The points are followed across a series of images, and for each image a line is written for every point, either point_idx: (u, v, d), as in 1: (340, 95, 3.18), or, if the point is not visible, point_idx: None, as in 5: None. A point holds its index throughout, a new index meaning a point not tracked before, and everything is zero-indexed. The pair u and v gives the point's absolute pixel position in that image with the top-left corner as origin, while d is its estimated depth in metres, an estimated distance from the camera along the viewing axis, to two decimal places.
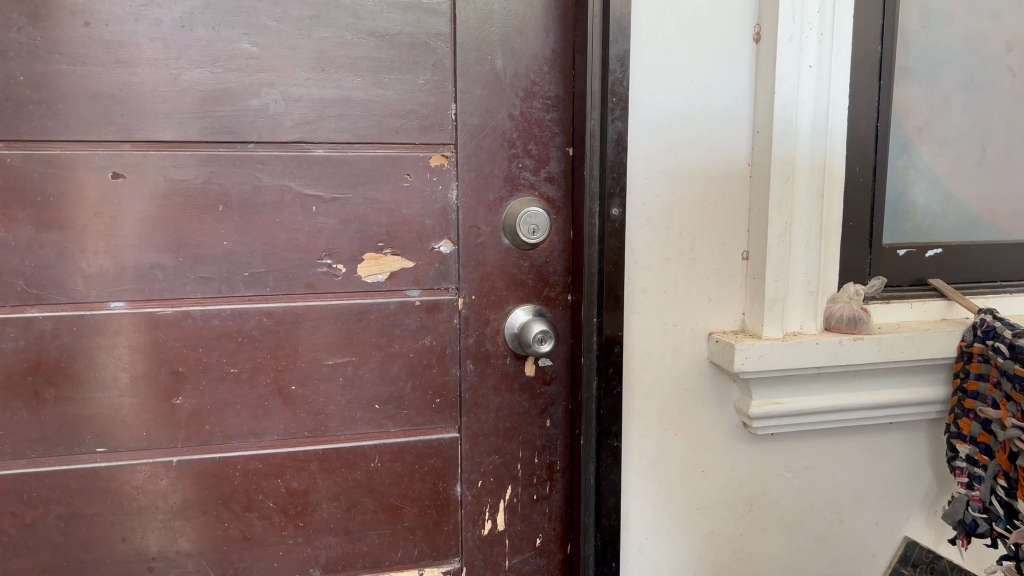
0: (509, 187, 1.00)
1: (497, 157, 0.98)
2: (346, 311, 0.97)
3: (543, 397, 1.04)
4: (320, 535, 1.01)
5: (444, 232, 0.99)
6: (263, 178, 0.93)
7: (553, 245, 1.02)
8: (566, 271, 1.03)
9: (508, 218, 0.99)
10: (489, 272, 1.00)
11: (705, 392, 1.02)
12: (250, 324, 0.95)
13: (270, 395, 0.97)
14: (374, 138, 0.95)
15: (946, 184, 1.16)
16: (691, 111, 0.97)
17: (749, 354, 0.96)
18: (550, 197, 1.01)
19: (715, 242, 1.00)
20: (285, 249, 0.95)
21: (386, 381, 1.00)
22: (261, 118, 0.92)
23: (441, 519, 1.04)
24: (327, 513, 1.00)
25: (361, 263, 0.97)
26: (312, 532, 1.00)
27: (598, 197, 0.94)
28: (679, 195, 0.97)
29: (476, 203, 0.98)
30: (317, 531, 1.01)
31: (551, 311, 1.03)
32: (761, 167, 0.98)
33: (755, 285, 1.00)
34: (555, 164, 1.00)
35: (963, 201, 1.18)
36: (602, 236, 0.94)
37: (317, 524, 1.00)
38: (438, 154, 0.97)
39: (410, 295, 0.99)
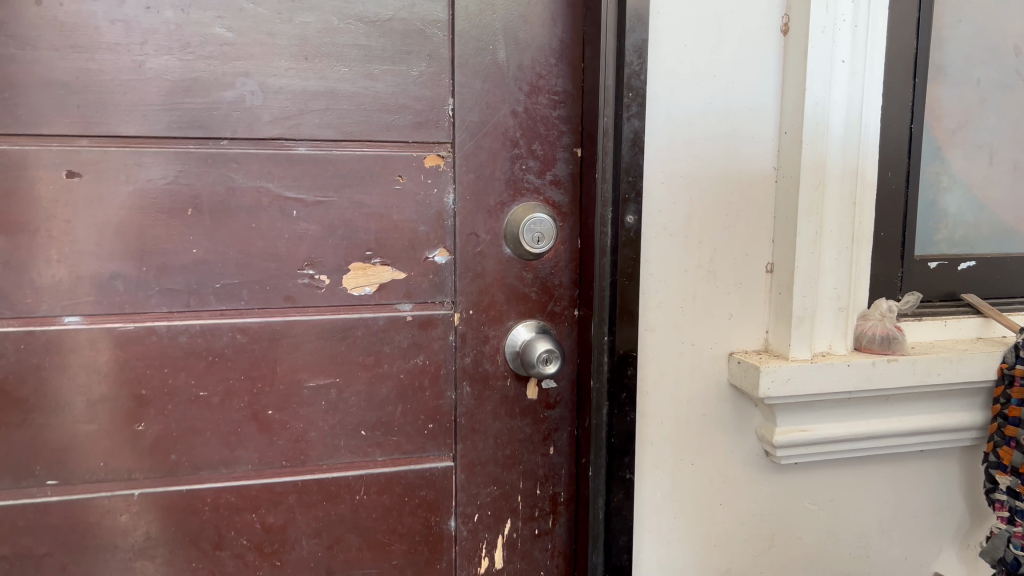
0: (511, 191, 0.90)
1: (498, 158, 0.89)
2: (330, 328, 0.87)
3: (546, 422, 0.95)
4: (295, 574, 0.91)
5: (439, 240, 0.89)
6: (238, 179, 0.83)
7: (559, 255, 0.92)
8: (573, 284, 0.93)
9: (510, 225, 0.90)
10: (488, 284, 0.91)
11: (723, 417, 0.93)
12: (223, 341, 0.85)
13: (244, 420, 0.87)
14: (363, 135, 0.86)
15: (979, 192, 1.08)
16: (712, 109, 0.88)
17: (776, 378, 0.87)
18: (557, 203, 0.92)
19: (738, 253, 0.91)
20: (262, 258, 0.85)
21: (374, 405, 0.90)
22: (237, 112, 0.82)
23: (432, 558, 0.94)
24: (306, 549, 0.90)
25: (347, 273, 0.87)
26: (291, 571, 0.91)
27: (611, 203, 0.85)
28: (698, 201, 0.88)
29: (474, 209, 0.89)
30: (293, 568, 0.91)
31: (556, 327, 0.94)
32: (789, 172, 0.89)
33: (780, 301, 0.91)
34: (562, 166, 0.91)
35: (996, 211, 1.10)
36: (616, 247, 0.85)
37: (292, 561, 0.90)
38: (433, 153, 0.88)
39: (401, 310, 0.90)
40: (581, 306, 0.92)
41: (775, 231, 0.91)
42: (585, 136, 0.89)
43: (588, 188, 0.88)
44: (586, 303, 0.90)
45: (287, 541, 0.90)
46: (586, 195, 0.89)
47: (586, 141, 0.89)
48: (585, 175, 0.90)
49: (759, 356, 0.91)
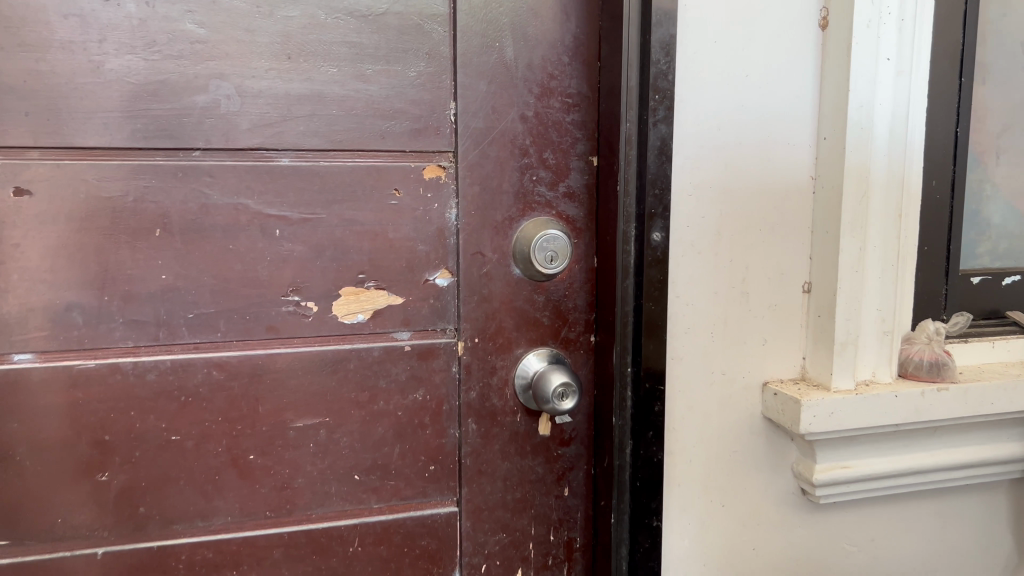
0: (521, 204, 0.81)
1: (505, 168, 0.80)
2: (318, 361, 0.78)
3: (560, 461, 0.85)
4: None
5: (440, 261, 0.80)
6: (213, 195, 0.73)
7: (574, 276, 0.83)
8: (589, 307, 0.84)
9: (519, 242, 0.80)
10: (496, 309, 0.81)
11: (757, 453, 0.85)
12: (197, 378, 0.75)
13: (223, 466, 0.77)
14: (354, 144, 0.76)
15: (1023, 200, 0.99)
16: (745, 113, 0.79)
17: (817, 411, 0.79)
18: (571, 217, 0.82)
19: (772, 272, 0.82)
20: (241, 284, 0.75)
21: (369, 446, 0.80)
22: (210, 119, 0.72)
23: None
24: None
25: (337, 299, 0.78)
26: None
27: (635, 219, 0.75)
28: (729, 215, 0.80)
29: (479, 225, 0.80)
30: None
31: (571, 355, 0.84)
32: (829, 182, 0.80)
33: (820, 324, 0.82)
34: (577, 176, 0.82)
35: None
36: (640, 268, 0.75)
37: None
38: (433, 164, 0.78)
39: (398, 339, 0.80)
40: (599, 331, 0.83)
41: (813, 247, 0.83)
42: (602, 142, 0.80)
43: (607, 201, 0.79)
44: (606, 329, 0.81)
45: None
46: (604, 208, 0.80)
47: (605, 149, 0.80)
48: (603, 186, 0.80)
49: (797, 386, 0.82)
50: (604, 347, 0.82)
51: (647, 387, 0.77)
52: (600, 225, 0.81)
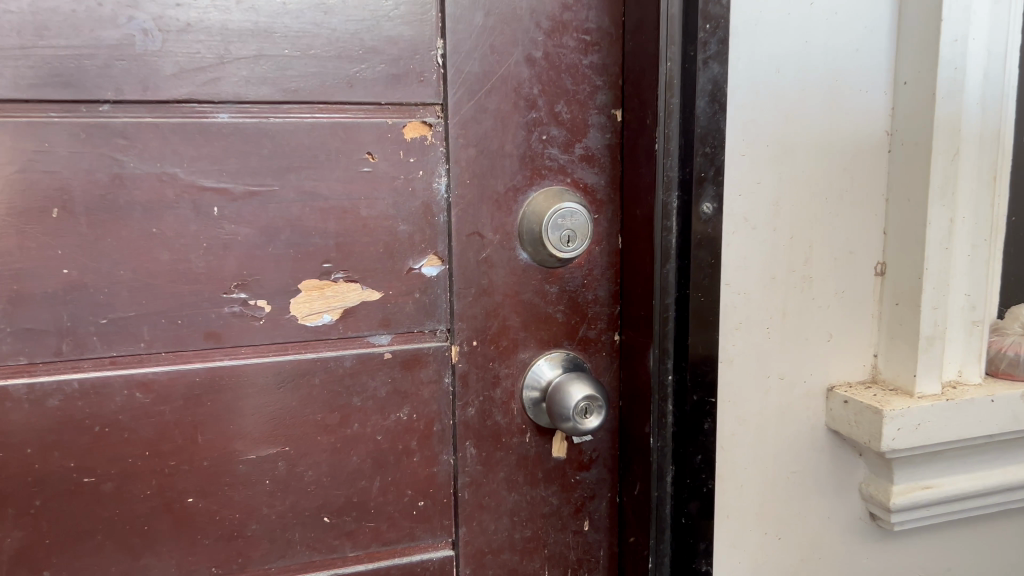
0: (528, 171, 0.64)
1: (508, 125, 0.63)
2: (274, 375, 0.61)
3: (579, 489, 0.69)
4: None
5: (427, 244, 0.63)
6: (128, 163, 0.56)
7: (595, 260, 0.66)
8: (613, 298, 0.67)
9: (527, 220, 0.64)
10: (498, 305, 0.65)
11: (819, 473, 0.69)
12: (115, 403, 0.58)
13: (152, 514, 0.60)
14: (313, 95, 0.58)
15: None
16: (809, 52, 0.62)
17: (903, 423, 0.64)
18: (590, 186, 0.66)
19: (839, 251, 0.66)
20: (170, 279, 0.58)
21: (340, 480, 0.63)
22: (121, 62, 0.54)
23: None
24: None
25: (296, 295, 0.60)
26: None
27: (680, 186, 0.59)
28: (788, 182, 0.64)
29: (477, 199, 0.63)
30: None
31: (590, 359, 0.68)
32: (911, 138, 0.64)
33: (897, 315, 0.67)
34: (596, 134, 0.65)
35: None
36: (687, 249, 0.59)
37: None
38: (416, 120, 0.61)
39: (377, 345, 0.63)
40: (627, 329, 0.67)
41: (889, 219, 0.67)
42: (629, 92, 0.64)
43: (638, 164, 0.62)
44: (638, 327, 0.64)
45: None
46: (634, 175, 0.63)
47: (633, 98, 0.63)
48: (631, 147, 0.64)
49: (871, 391, 0.67)
50: (634, 348, 0.66)
51: (693, 401, 0.61)
52: (627, 196, 0.65)
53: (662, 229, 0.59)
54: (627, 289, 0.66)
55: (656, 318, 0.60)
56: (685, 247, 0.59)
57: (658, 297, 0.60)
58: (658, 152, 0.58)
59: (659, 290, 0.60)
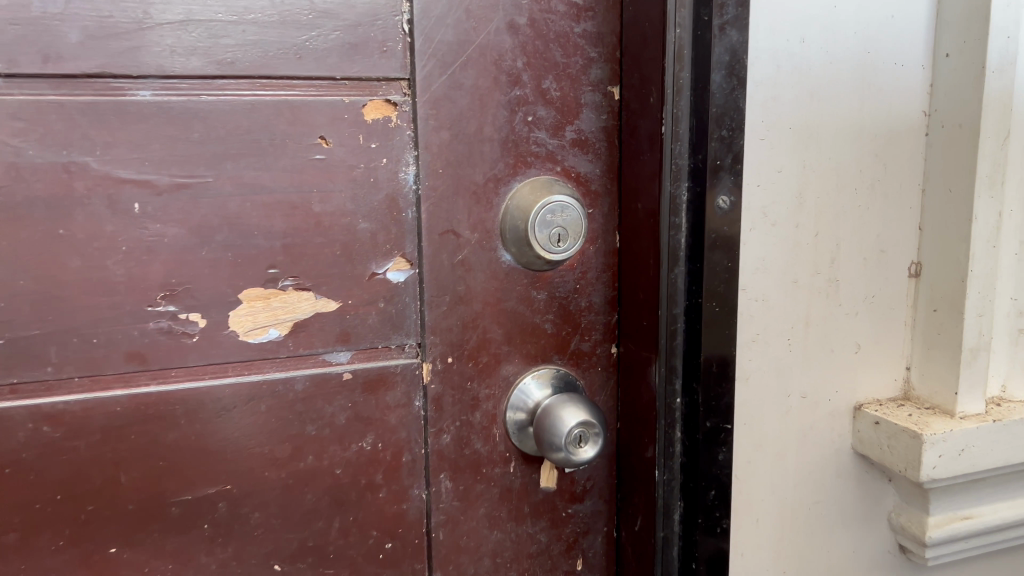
0: (511, 159, 0.54)
1: (488, 104, 0.53)
2: (210, 402, 0.51)
3: (571, 523, 0.61)
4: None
5: (393, 245, 0.53)
6: (27, 151, 0.46)
7: (590, 262, 0.57)
8: (610, 305, 0.58)
9: (510, 215, 0.54)
10: (477, 315, 0.55)
11: (843, 502, 0.61)
12: (18, 439, 0.48)
13: (67, 568, 0.51)
14: (253, 67, 0.49)
15: None
16: (838, 18, 0.53)
17: (944, 449, 0.55)
18: (584, 176, 0.56)
19: (870, 250, 0.58)
20: (82, 289, 0.48)
21: (293, 522, 0.54)
22: (15, 26, 0.44)
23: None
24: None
25: (237, 307, 0.51)
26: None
27: (690, 176, 0.50)
28: (813, 171, 0.55)
29: (451, 191, 0.53)
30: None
31: (584, 376, 0.59)
32: (954, 121, 0.56)
33: (935, 323, 0.58)
34: (590, 115, 0.56)
35: None
36: (699, 251, 0.50)
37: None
38: (378, 99, 0.52)
39: (334, 363, 0.53)
40: (626, 341, 0.58)
41: (925, 214, 0.58)
42: (629, 65, 0.54)
43: (641, 149, 0.53)
44: (640, 340, 0.55)
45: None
46: (636, 162, 0.54)
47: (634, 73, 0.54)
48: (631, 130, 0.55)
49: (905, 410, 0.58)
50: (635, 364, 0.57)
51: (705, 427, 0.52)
52: (627, 188, 0.56)
53: (670, 226, 0.50)
54: (627, 296, 0.57)
55: (662, 330, 0.51)
56: (696, 248, 0.50)
57: (665, 306, 0.51)
58: (666, 136, 0.49)
59: (666, 298, 0.51)
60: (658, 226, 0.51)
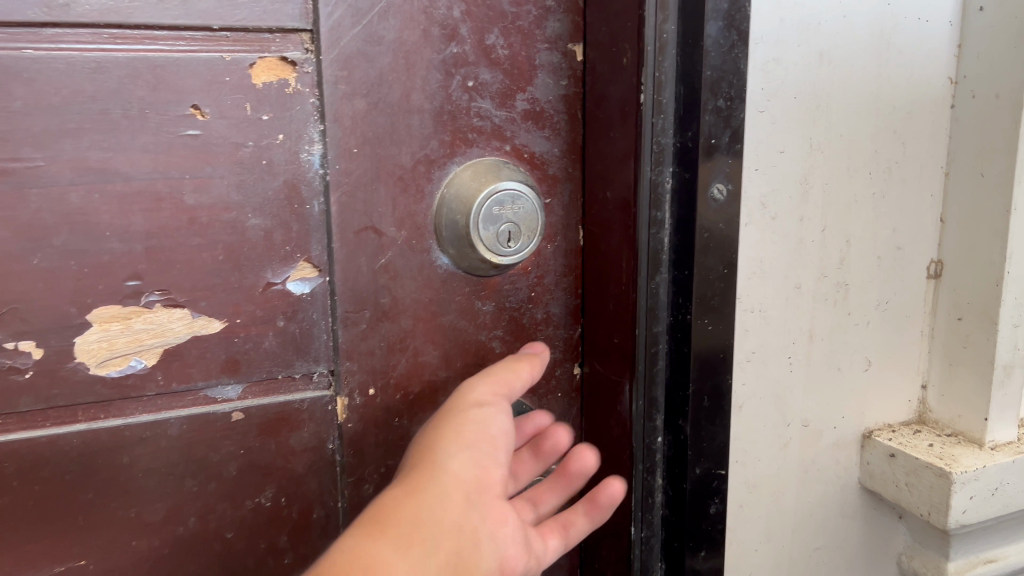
0: (447, 135, 0.43)
1: (416, 65, 0.41)
2: (53, 456, 0.39)
3: None
4: (485, 461, 0.37)
5: (294, 247, 0.41)
6: None
7: (547, 264, 0.46)
8: (571, 317, 0.48)
9: (448, 207, 0.43)
10: (407, 333, 0.44)
11: (847, 545, 0.52)
12: None
13: None
14: (95, 11, 0.36)
15: None
16: None
17: (976, 489, 0.46)
18: (539, 157, 0.45)
19: (885, 247, 0.48)
20: None
21: None
22: None
23: (572, 532, 0.40)
24: (505, 423, 0.39)
25: (85, 332, 0.39)
26: (474, 484, 0.35)
27: (677, 159, 0.39)
28: (821, 151, 0.44)
29: (370, 177, 0.41)
30: (483, 473, 0.36)
31: (541, 404, 0.48)
32: (988, 89, 0.45)
33: (960, 335, 0.48)
34: (547, 80, 0.44)
35: None
36: (689, 255, 0.39)
37: (469, 457, 0.36)
38: (270, 57, 0.40)
39: (220, 401, 0.42)
40: (592, 360, 0.47)
41: (950, 204, 0.48)
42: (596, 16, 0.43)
43: (614, 124, 0.42)
44: (611, 362, 0.45)
45: (491, 407, 0.39)
46: (607, 140, 0.43)
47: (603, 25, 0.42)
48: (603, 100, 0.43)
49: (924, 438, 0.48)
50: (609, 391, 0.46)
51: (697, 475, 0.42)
52: (594, 172, 0.45)
53: (650, 222, 0.39)
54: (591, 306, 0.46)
55: (640, 356, 0.40)
56: (686, 251, 0.39)
57: (644, 325, 0.40)
58: (647, 107, 0.37)
59: (645, 315, 0.40)
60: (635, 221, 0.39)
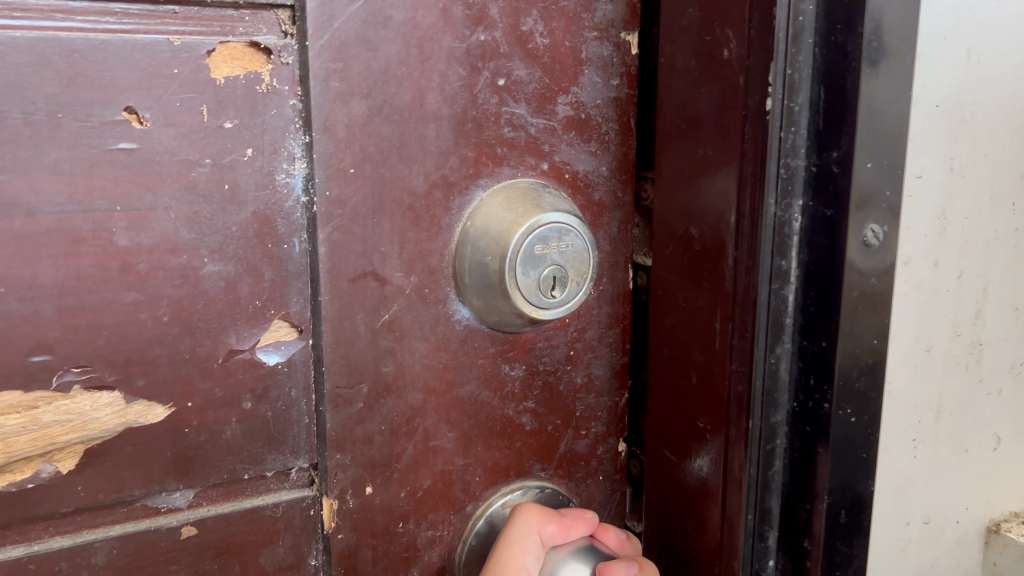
0: (471, 150, 0.32)
1: (430, 55, 0.31)
2: None
3: None
4: None
5: (268, 303, 0.31)
6: None
7: (590, 315, 0.36)
8: (617, 380, 0.38)
9: (472, 248, 0.32)
10: (415, 412, 0.33)
11: None
12: None
13: None
14: None
15: None
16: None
17: None
18: (583, 178, 0.35)
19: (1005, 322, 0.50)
20: None
21: None
22: None
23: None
24: None
25: None
26: None
27: (810, 188, 0.29)
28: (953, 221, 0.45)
29: (371, 207, 0.31)
30: None
31: (580, 491, 0.38)
32: None
33: None
34: (595, 79, 0.34)
35: None
36: (826, 323, 0.29)
37: None
38: (235, 42, 0.29)
39: (165, 513, 0.31)
40: (652, 445, 0.37)
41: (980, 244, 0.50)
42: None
43: (700, 140, 0.31)
44: (691, 452, 0.34)
45: None
46: (690, 161, 0.32)
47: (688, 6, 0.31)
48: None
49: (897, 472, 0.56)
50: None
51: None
52: (665, 205, 0.34)
53: (772, 275, 0.29)
54: (656, 376, 0.36)
55: (753, 452, 0.31)
56: (822, 318, 0.29)
57: (759, 414, 0.30)
58: (774, 118, 0.28)
59: (763, 401, 0.30)
60: (751, 274, 0.29)
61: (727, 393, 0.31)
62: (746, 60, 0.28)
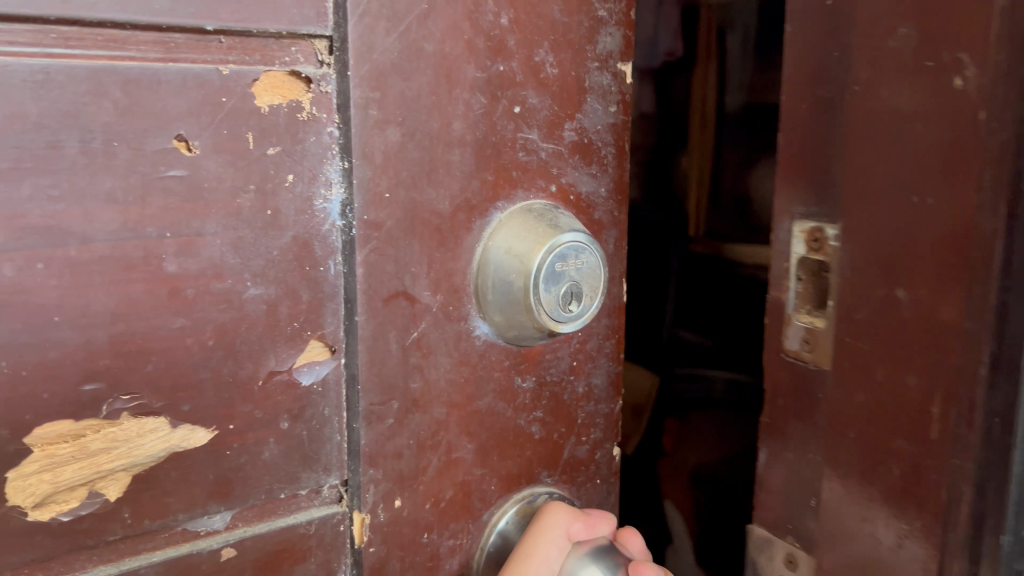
0: (490, 174, 0.34)
1: (456, 82, 0.32)
2: None
3: None
4: None
5: (305, 325, 0.31)
6: None
7: (591, 327, 0.38)
8: (613, 388, 0.40)
9: (494, 266, 0.34)
10: (439, 425, 0.34)
11: None
12: None
13: None
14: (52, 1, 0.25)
15: None
16: None
17: None
18: (586, 199, 0.37)
19: None
20: None
21: None
22: None
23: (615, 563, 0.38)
24: None
25: (21, 463, 0.27)
26: None
27: None
28: None
29: (403, 229, 0.32)
30: None
31: (581, 494, 0.40)
32: None
33: None
34: (597, 106, 0.37)
35: None
36: None
37: None
38: (277, 71, 0.29)
39: (205, 536, 0.31)
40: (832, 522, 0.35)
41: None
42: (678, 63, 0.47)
43: (916, 187, 0.30)
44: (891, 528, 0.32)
45: None
46: (902, 213, 0.31)
47: (900, 28, 0.30)
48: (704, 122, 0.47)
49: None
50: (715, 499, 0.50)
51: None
52: (860, 259, 0.33)
53: None
54: (842, 451, 0.34)
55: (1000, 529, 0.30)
56: None
57: (1010, 483, 0.29)
58: None
59: (1017, 476, 0.29)
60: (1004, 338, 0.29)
61: (952, 471, 0.30)
62: (988, 91, 0.28)
